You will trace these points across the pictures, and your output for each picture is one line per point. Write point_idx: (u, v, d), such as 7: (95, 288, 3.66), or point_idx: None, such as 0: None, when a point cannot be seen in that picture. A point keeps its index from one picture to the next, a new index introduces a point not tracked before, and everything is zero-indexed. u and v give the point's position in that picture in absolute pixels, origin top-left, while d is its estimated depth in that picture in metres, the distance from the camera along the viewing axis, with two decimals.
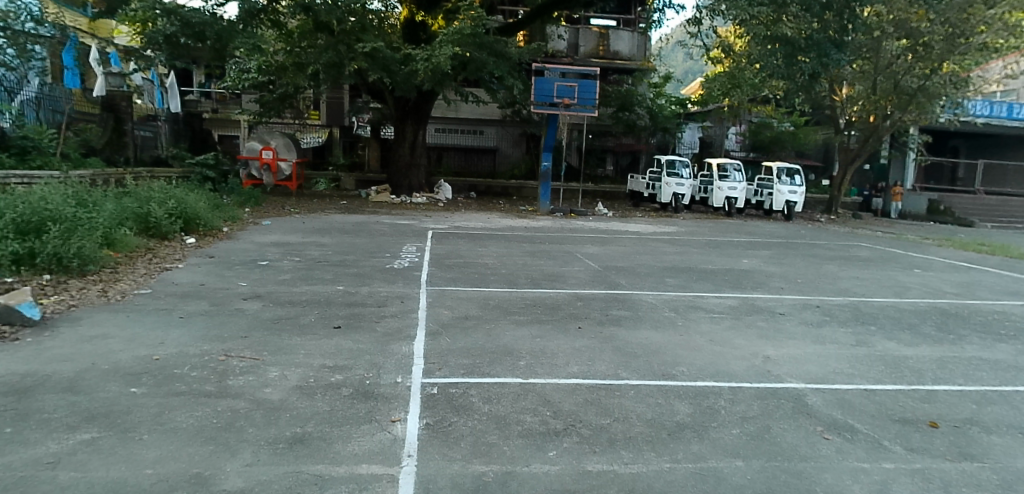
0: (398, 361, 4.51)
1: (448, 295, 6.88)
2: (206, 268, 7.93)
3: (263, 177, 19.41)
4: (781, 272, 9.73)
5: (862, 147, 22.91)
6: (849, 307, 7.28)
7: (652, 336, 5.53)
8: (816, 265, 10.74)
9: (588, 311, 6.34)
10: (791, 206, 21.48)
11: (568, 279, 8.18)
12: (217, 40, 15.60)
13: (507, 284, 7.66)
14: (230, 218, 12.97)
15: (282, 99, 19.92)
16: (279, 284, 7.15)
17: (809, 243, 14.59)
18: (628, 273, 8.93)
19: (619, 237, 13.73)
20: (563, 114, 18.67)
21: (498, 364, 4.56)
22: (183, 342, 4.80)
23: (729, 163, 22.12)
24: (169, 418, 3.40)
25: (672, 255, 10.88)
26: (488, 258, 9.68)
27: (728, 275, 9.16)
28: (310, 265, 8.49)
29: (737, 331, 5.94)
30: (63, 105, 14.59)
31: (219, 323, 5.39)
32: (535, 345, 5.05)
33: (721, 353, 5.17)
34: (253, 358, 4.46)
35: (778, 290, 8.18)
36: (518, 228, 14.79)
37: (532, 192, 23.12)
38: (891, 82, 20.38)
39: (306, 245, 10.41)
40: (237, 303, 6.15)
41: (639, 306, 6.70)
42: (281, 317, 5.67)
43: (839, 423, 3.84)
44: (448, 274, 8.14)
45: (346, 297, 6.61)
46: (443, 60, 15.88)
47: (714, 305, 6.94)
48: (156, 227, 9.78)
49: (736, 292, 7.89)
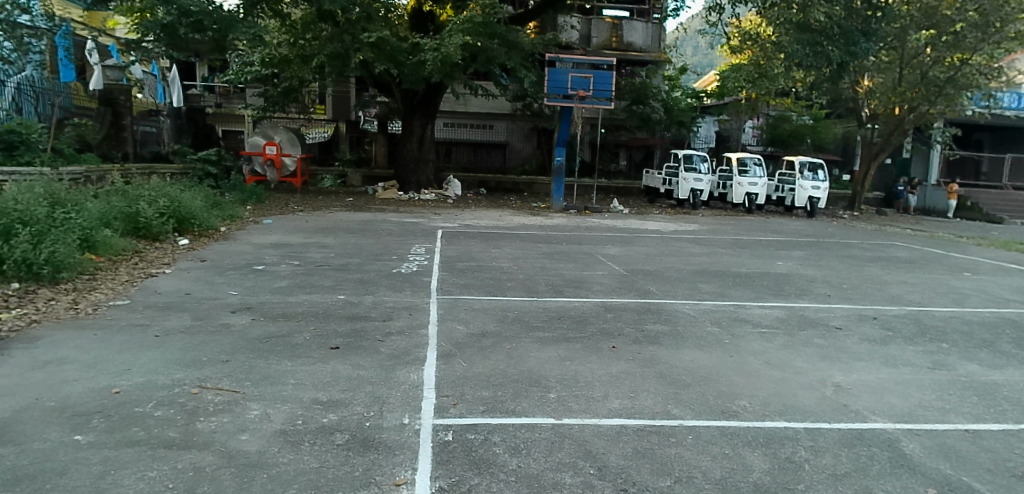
0: (405, 394, 3.78)
1: (462, 306, 6.15)
2: (195, 274, 7.22)
3: (266, 174, 18.70)
4: (821, 276, 8.93)
5: (887, 141, 21.93)
6: (910, 319, 6.50)
7: (699, 359, 4.76)
8: (857, 267, 9.94)
9: (621, 325, 5.59)
10: (814, 203, 20.65)
11: (593, 286, 7.42)
12: (218, 31, 14.92)
13: (526, 292, 6.91)
14: (228, 217, 12.29)
15: (286, 93, 19.26)
16: (274, 293, 6.43)
17: (841, 242, 13.79)
18: (657, 278, 8.16)
19: (639, 236, 12.97)
20: (577, 106, 17.85)
21: (523, 397, 3.81)
22: (152, 368, 4.09)
23: (749, 157, 21.21)
24: (114, 482, 2.67)
25: (700, 257, 10.10)
26: (502, 261, 8.95)
27: (766, 280, 8.38)
28: (310, 270, 7.77)
29: (793, 351, 5.18)
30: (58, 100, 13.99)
31: (199, 343, 4.67)
32: (566, 371, 4.30)
33: (783, 381, 4.40)
34: (232, 390, 3.74)
35: (826, 298, 7.40)
36: (532, 227, 14.05)
37: (544, 188, 22.33)
38: (919, 75, 19.54)
39: (308, 246, 9.70)
40: (224, 317, 5.43)
41: (676, 319, 5.95)
42: (272, 335, 4.94)
43: (953, 483, 3.08)
44: (460, 280, 7.41)
45: (347, 309, 5.87)
46: (453, 49, 15.11)
47: (760, 318, 6.18)
48: (146, 227, 9.14)
49: (779, 300, 7.10)
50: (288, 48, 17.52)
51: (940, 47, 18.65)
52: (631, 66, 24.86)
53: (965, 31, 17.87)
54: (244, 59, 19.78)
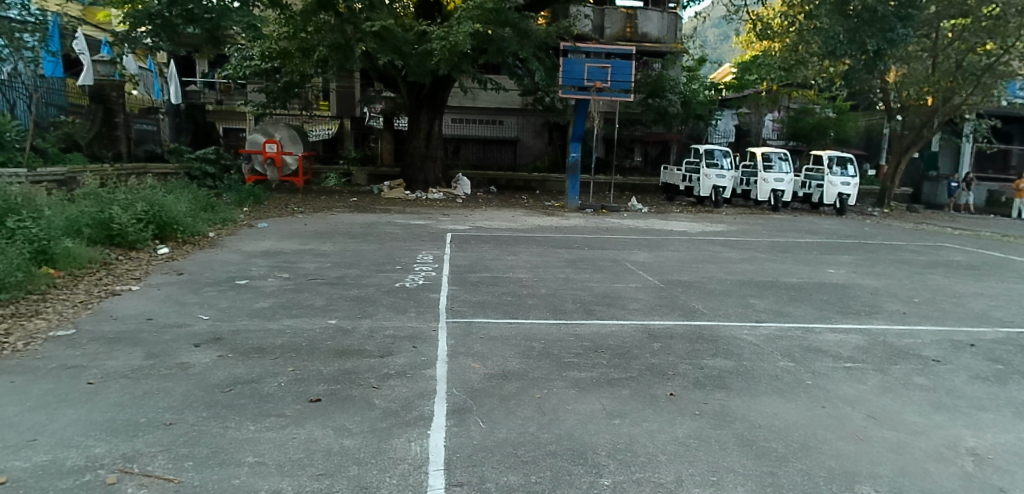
0: (402, 482, 2.73)
1: (476, 334, 5.08)
2: (165, 292, 6.20)
3: (267, 173, 17.67)
4: (885, 287, 7.79)
5: (918, 134, 20.64)
6: (1016, 347, 5.38)
7: (786, 415, 3.70)
8: (919, 275, 8.79)
9: (673, 361, 4.52)
10: (844, 199, 19.44)
11: (628, 303, 6.32)
12: (211, 22, 13.82)
13: (551, 313, 5.82)
14: (220, 221, 11.28)
15: (286, 89, 18.26)
16: (252, 317, 5.39)
17: (887, 243, 12.60)
18: (700, 291, 7.05)
19: (667, 239, 11.84)
20: (594, 98, 16.68)
21: (566, 485, 2.76)
22: (68, 436, 3.08)
23: (774, 152, 20.08)
24: None
25: (741, 264, 8.99)
26: (520, 271, 7.87)
27: (825, 293, 7.27)
28: (300, 285, 6.72)
29: (896, 398, 4.09)
30: (48, 95, 13.11)
31: (143, 395, 3.64)
32: (618, 437, 3.25)
33: (903, 449, 3.33)
34: (164, 478, 2.70)
35: (903, 317, 6.29)
36: (549, 229, 12.98)
37: (557, 185, 21.22)
38: (953, 62, 18.37)
39: (302, 254, 8.68)
40: (184, 353, 4.39)
41: (739, 350, 4.88)
42: (237, 380, 3.90)
43: None
44: (473, 298, 6.35)
45: (337, 340, 4.80)
46: (462, 38, 14.00)
47: (838, 348, 5.11)
48: (121, 235, 8.14)
49: (850, 321, 6.01)
50: (287, 40, 16.25)
51: (978, 34, 17.38)
52: (647, 57, 23.70)
53: (1009, 16, 16.52)
54: (244, 54, 19.16)
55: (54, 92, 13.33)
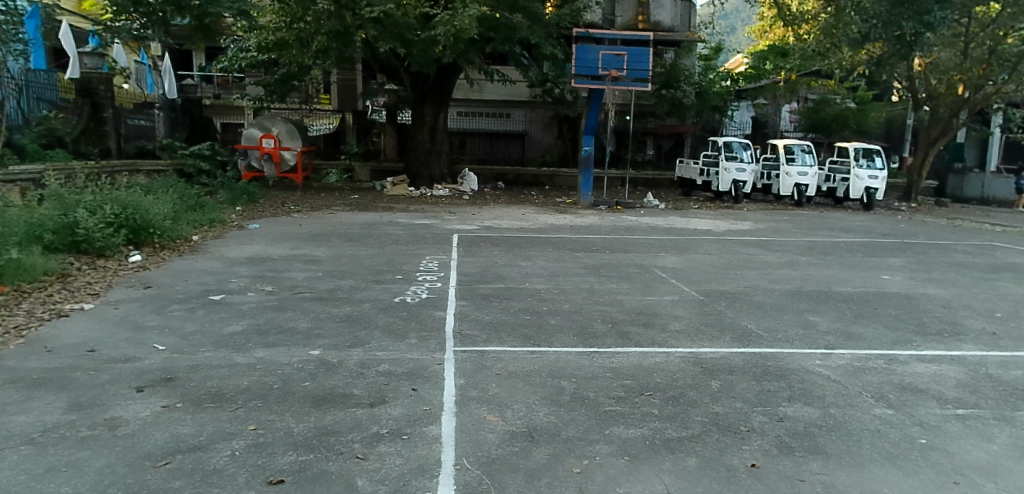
0: None
1: (490, 370, 4.10)
2: (123, 312, 5.27)
3: (264, 169, 16.71)
4: (956, 298, 6.76)
5: (946, 124, 19.29)
6: None
7: None
8: (986, 283, 7.74)
9: (746, 413, 3.52)
10: (871, 194, 18.29)
11: (669, 323, 5.33)
12: (198, 9, 12.73)
13: (579, 339, 4.82)
14: (207, 222, 10.34)
15: (284, 81, 17.24)
16: (219, 347, 4.44)
17: (932, 243, 11.50)
18: (748, 306, 6.06)
19: (692, 240, 10.82)
20: (609, 88, 15.63)
21: None
22: None
23: (796, 144, 18.83)
24: None
25: (783, 271, 7.94)
26: (536, 281, 6.91)
27: (892, 307, 6.27)
28: (284, 301, 5.78)
29: None
30: (37, 89, 12.03)
31: (44, 474, 2.70)
32: None
33: None
34: None
35: (995, 339, 5.28)
36: (563, 228, 11.99)
37: (567, 180, 20.25)
38: (987, 48, 17.00)
39: (292, 262, 7.75)
40: (121, 402, 3.45)
41: (819, 392, 3.89)
42: (179, 448, 2.96)
43: None
44: (485, 316, 5.39)
45: (318, 380, 3.86)
46: (468, 21, 12.92)
47: (937, 385, 4.12)
48: (87, 241, 7.23)
49: (937, 345, 5.01)
50: (283, 30, 14.72)
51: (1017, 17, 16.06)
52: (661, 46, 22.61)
53: None
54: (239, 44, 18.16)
55: (46, 88, 12.31)
